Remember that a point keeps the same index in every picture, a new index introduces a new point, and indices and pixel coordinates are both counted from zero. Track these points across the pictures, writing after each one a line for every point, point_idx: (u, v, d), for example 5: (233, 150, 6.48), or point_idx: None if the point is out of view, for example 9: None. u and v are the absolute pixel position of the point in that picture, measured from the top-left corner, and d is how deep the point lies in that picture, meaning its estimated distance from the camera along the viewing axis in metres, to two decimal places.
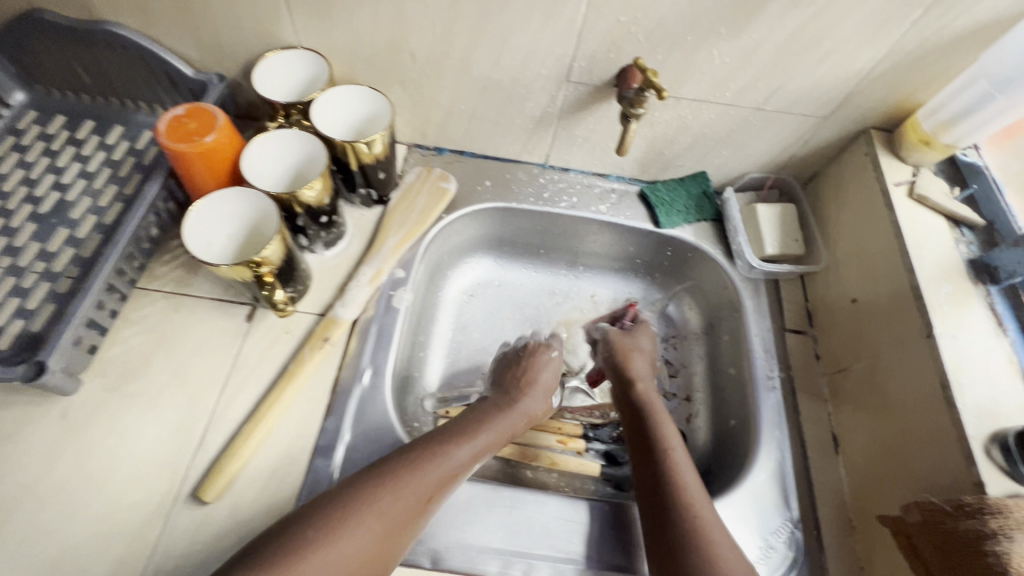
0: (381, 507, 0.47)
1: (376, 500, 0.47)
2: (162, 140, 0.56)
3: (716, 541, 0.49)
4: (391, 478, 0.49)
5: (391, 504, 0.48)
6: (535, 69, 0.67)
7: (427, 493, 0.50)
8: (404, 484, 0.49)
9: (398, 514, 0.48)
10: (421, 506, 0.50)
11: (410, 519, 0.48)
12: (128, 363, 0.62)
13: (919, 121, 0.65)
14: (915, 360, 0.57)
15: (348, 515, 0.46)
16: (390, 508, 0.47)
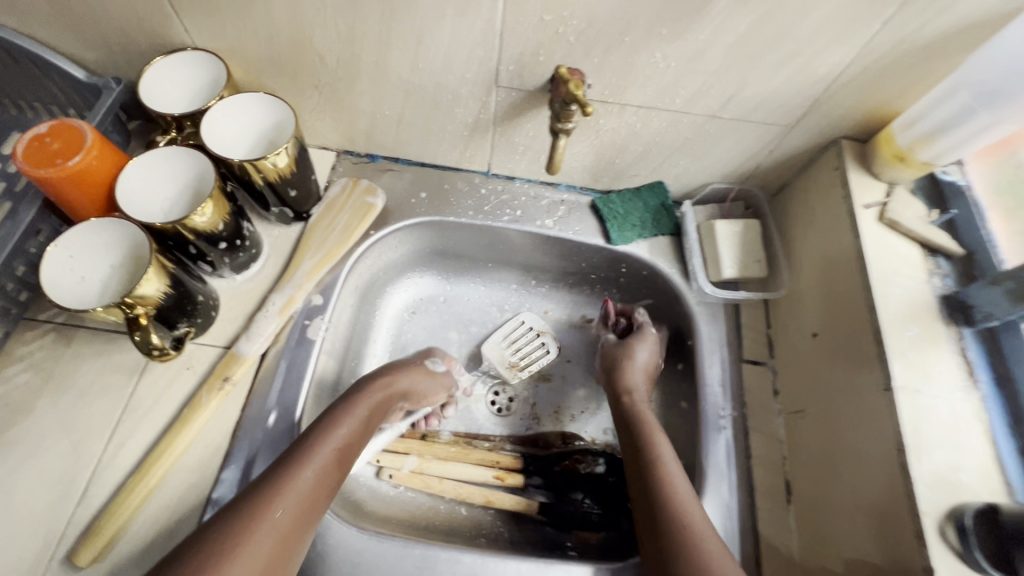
0: (268, 518, 0.44)
1: (259, 516, 0.44)
2: (21, 164, 0.50)
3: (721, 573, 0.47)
4: (267, 487, 0.46)
5: (279, 510, 0.45)
6: (458, 72, 0.59)
7: (313, 483, 0.49)
8: (282, 486, 0.47)
9: (284, 519, 0.45)
10: (312, 502, 0.48)
11: (303, 516, 0.47)
12: (9, 406, 0.57)
13: (894, 134, 0.57)
14: (871, 414, 0.50)
15: (229, 542, 0.42)
16: (279, 514, 0.45)
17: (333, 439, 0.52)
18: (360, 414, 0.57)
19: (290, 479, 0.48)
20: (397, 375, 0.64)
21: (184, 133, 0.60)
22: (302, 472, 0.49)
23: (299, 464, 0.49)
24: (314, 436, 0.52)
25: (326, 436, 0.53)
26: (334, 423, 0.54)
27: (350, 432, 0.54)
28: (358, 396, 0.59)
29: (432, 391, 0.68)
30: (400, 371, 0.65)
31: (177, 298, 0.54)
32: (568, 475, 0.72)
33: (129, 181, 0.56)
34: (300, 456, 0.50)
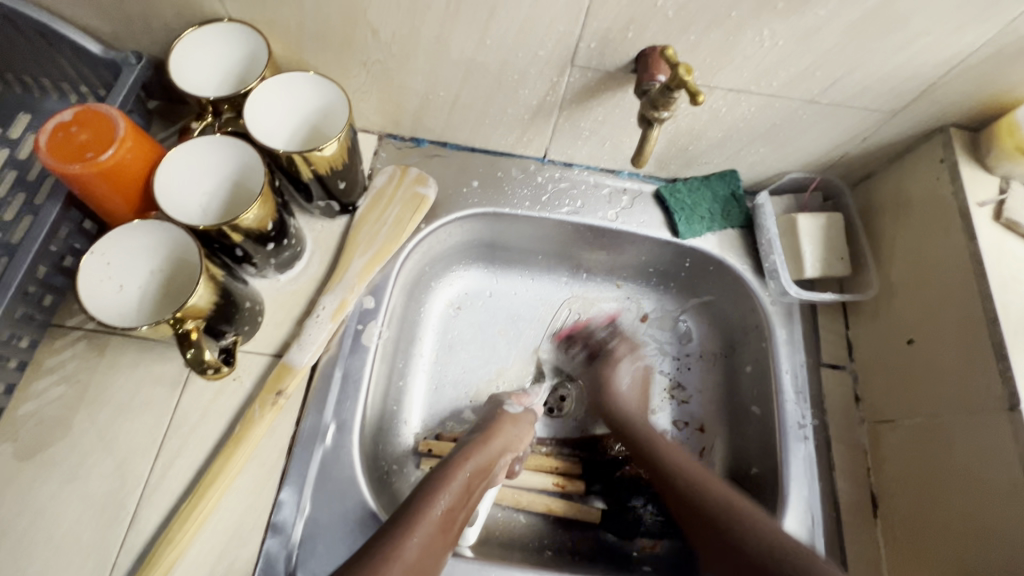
0: (397, 561, 0.46)
1: (390, 560, 0.46)
2: (45, 159, 0.43)
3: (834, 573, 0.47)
4: (394, 531, 0.48)
5: (406, 551, 0.47)
6: (531, 50, 0.52)
7: (434, 529, 0.50)
8: (408, 531, 0.48)
9: (409, 562, 0.47)
10: (435, 549, 0.49)
11: (425, 562, 0.48)
12: (43, 422, 0.52)
13: (1017, 123, 0.52)
14: (990, 433, 0.47)
15: None
16: (407, 556, 0.47)
17: (450, 488, 0.53)
18: (474, 463, 0.56)
19: (415, 525, 0.49)
20: (497, 422, 0.62)
21: (221, 119, 0.53)
22: (425, 520, 0.50)
23: (422, 512, 0.50)
24: (432, 485, 0.53)
25: (442, 484, 0.53)
26: (437, 486, 0.53)
27: (464, 483, 0.55)
28: (467, 447, 0.58)
29: (524, 435, 0.63)
30: (505, 416, 0.63)
31: (223, 306, 0.49)
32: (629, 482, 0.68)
33: (167, 174, 0.49)
34: (421, 502, 0.51)
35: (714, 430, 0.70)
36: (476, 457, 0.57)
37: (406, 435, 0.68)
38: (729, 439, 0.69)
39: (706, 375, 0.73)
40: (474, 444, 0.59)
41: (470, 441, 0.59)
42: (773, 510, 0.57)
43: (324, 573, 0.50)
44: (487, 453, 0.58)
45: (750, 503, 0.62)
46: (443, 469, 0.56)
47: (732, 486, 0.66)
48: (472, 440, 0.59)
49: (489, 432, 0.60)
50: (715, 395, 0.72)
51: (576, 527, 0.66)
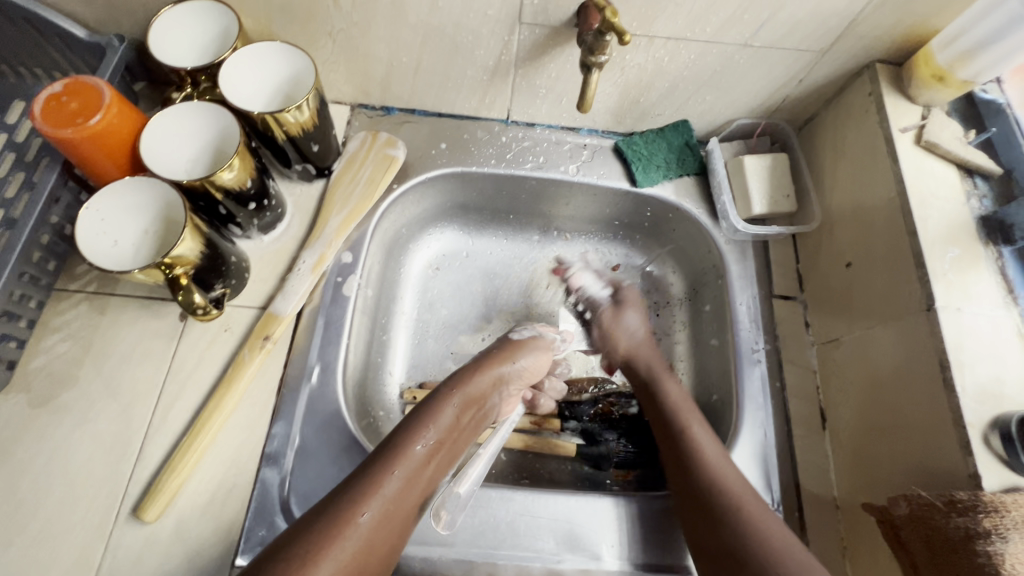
0: (378, 495, 0.46)
1: (370, 495, 0.46)
2: (41, 126, 0.48)
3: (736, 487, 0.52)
4: (377, 464, 0.49)
5: (388, 484, 0.47)
6: (480, 10, 0.57)
7: (417, 464, 0.50)
8: (390, 466, 0.49)
9: (390, 495, 0.47)
10: (418, 483, 0.50)
11: (406, 496, 0.49)
12: (53, 374, 0.57)
13: (933, 53, 0.56)
14: (912, 334, 0.51)
15: (335, 524, 0.43)
16: (388, 491, 0.47)
17: (438, 422, 0.54)
18: (461, 396, 0.57)
19: (397, 461, 0.49)
20: (491, 357, 0.62)
21: (200, 88, 0.58)
22: (405, 458, 0.50)
23: (402, 446, 0.50)
24: (416, 420, 0.54)
25: (425, 419, 0.54)
26: (421, 421, 0.53)
27: (451, 418, 0.55)
28: (450, 384, 0.58)
29: (539, 359, 0.66)
30: (507, 347, 0.65)
31: (211, 257, 0.54)
32: (601, 418, 0.73)
33: (151, 138, 0.54)
34: (404, 437, 0.51)
35: (681, 367, 0.74)
36: (466, 391, 0.58)
37: (391, 385, 0.73)
38: (694, 375, 0.73)
39: (672, 318, 0.77)
40: (460, 378, 0.59)
41: (457, 375, 0.60)
42: (729, 428, 0.62)
43: (315, 495, 0.55)
44: (475, 386, 0.59)
45: (711, 426, 0.67)
46: (428, 406, 0.56)
47: None
48: (458, 375, 0.60)
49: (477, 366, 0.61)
50: (681, 336, 0.76)
51: (554, 461, 0.70)
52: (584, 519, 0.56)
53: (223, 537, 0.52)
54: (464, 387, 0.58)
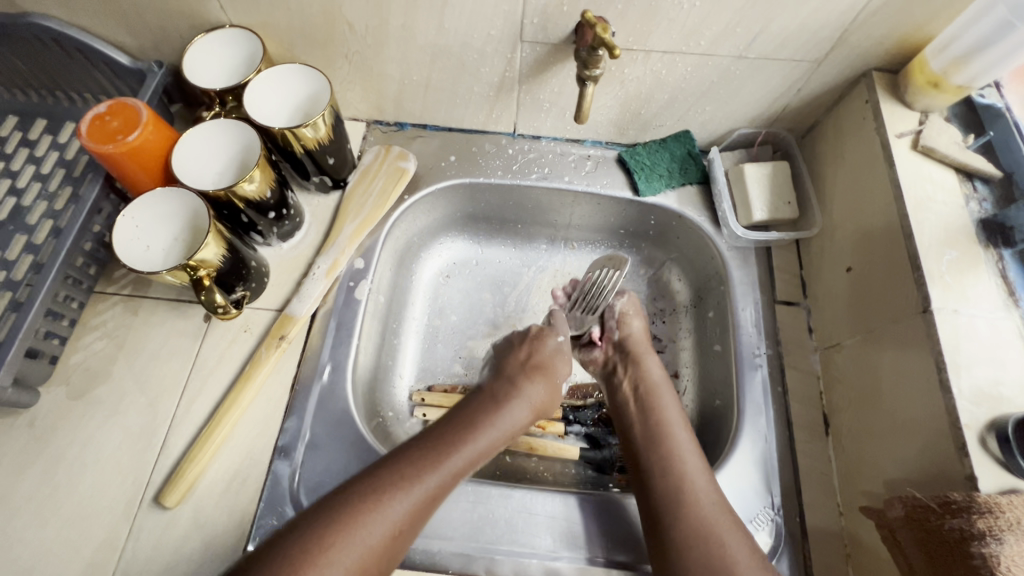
0: (410, 496, 0.49)
1: (401, 494, 0.49)
2: (86, 143, 0.54)
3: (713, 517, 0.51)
4: (415, 465, 0.51)
5: (423, 487, 0.50)
6: (483, 30, 0.61)
7: (455, 471, 0.53)
8: (427, 470, 0.51)
9: (423, 497, 0.50)
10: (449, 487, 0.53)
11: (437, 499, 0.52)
12: (90, 369, 0.61)
13: (927, 60, 0.56)
14: (909, 337, 0.51)
15: (355, 517, 0.46)
16: (422, 494, 0.50)
17: (485, 433, 0.57)
18: (509, 409, 0.61)
19: (436, 466, 0.52)
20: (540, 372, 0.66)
21: (227, 108, 0.63)
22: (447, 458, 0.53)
23: (445, 453, 0.54)
24: (462, 429, 0.57)
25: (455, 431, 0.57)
26: (469, 432, 0.57)
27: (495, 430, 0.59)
28: (503, 397, 0.62)
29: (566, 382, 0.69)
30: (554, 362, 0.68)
31: (232, 261, 0.58)
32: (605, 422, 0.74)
33: (182, 153, 0.59)
34: (450, 445, 0.55)
35: (686, 373, 0.75)
36: (514, 406, 0.61)
37: (401, 387, 0.76)
38: (698, 380, 0.73)
39: (677, 325, 0.78)
40: (511, 393, 0.63)
41: (509, 389, 0.63)
42: (730, 432, 0.62)
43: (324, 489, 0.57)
44: (521, 402, 0.62)
45: (714, 431, 0.67)
46: (476, 416, 0.59)
47: (701, 420, 0.70)
48: (509, 388, 0.63)
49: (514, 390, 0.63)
50: (685, 343, 0.77)
51: (558, 464, 0.72)
52: (581, 518, 0.57)
53: (237, 524, 0.55)
54: (513, 402, 0.62)
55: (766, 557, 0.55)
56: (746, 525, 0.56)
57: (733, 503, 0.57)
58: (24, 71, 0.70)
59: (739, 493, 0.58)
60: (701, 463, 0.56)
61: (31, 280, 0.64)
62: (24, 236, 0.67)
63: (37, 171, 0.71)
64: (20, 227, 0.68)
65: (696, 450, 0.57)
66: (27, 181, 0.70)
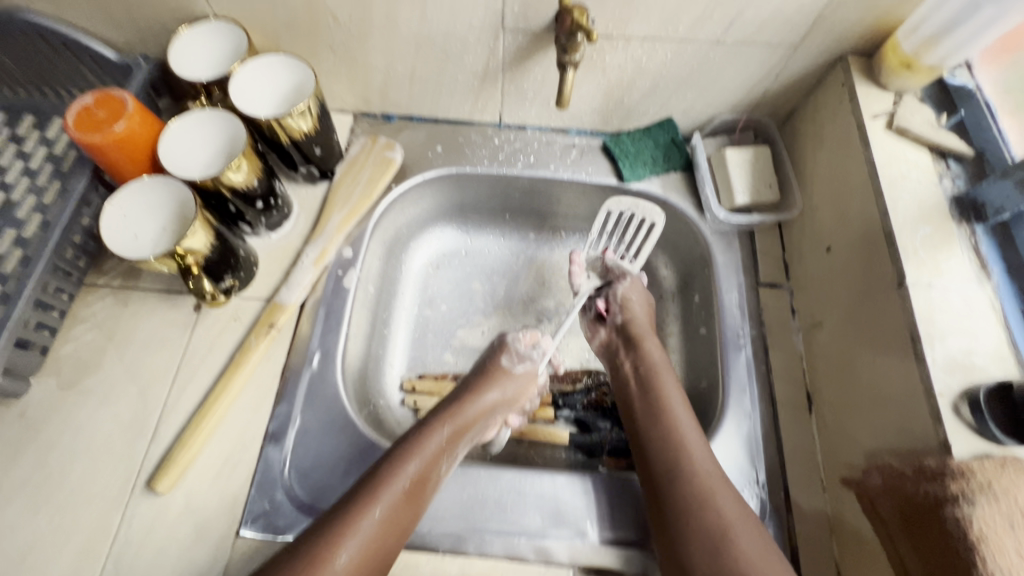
0: (354, 536, 0.49)
1: (344, 535, 0.49)
2: (73, 132, 0.54)
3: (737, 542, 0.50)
4: (359, 500, 0.52)
5: (369, 520, 0.50)
6: (465, 19, 0.62)
7: (398, 496, 0.52)
8: (369, 504, 0.51)
9: (370, 532, 0.50)
10: (401, 516, 0.52)
11: (393, 528, 0.51)
12: (80, 360, 0.62)
13: (900, 41, 0.57)
14: (885, 312, 0.52)
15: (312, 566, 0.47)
16: (367, 529, 0.50)
17: (422, 453, 0.56)
18: (451, 425, 0.60)
19: (375, 497, 0.52)
20: (482, 384, 0.64)
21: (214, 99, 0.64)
22: (415, 457, 0.55)
23: (387, 480, 0.53)
24: (404, 450, 0.56)
25: (431, 429, 0.59)
26: (406, 454, 0.55)
27: (438, 445, 0.57)
28: (441, 413, 0.61)
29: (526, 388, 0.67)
30: (494, 372, 0.66)
31: (221, 250, 0.59)
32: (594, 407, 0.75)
33: (170, 144, 0.59)
34: (386, 472, 0.54)
35: (673, 358, 0.76)
36: (456, 420, 0.60)
37: (392, 376, 0.76)
38: (685, 364, 0.74)
39: (664, 311, 0.79)
40: (451, 408, 0.61)
41: (447, 407, 0.62)
42: (716, 411, 0.63)
43: (315, 474, 0.58)
44: (465, 415, 0.61)
45: (701, 413, 0.68)
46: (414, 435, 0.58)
47: (688, 402, 0.71)
48: (452, 404, 0.62)
49: (485, 380, 0.65)
50: (672, 327, 0.78)
51: (548, 449, 0.72)
52: (571, 498, 0.58)
53: (229, 509, 0.55)
54: (454, 417, 0.61)
55: None
56: None
57: None
58: (11, 66, 0.71)
59: (724, 471, 0.59)
60: (728, 491, 0.53)
61: None
62: None
63: (25, 167, 0.71)
64: None
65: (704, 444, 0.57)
66: (15, 176, 0.71)
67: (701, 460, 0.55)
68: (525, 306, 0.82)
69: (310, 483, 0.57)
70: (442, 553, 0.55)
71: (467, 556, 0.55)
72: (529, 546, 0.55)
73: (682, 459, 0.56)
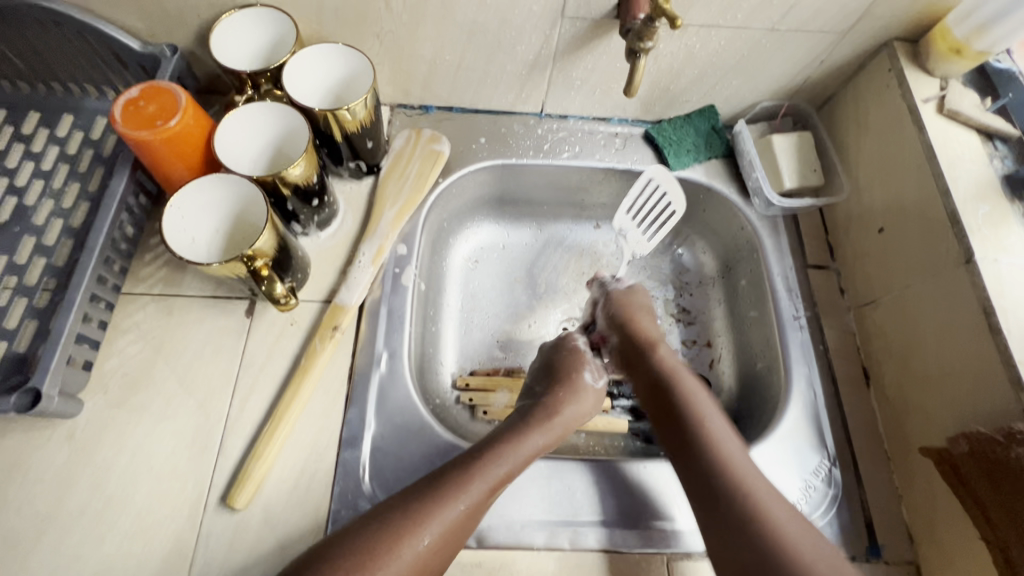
0: (437, 521, 0.47)
1: (427, 518, 0.46)
2: (119, 129, 0.50)
3: (779, 521, 0.47)
4: (449, 484, 0.49)
5: (450, 511, 0.48)
6: (525, 6, 0.60)
7: (481, 496, 0.49)
8: (455, 494, 0.48)
9: (449, 523, 0.47)
10: (473, 515, 0.49)
11: (461, 525, 0.48)
12: (128, 374, 0.58)
13: (949, 28, 0.60)
14: (953, 286, 0.55)
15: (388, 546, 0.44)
16: (447, 518, 0.47)
17: (513, 456, 0.53)
18: (540, 432, 0.56)
19: (460, 490, 0.49)
20: (570, 390, 0.62)
21: (261, 91, 0.60)
22: (508, 457, 0.52)
23: (477, 474, 0.50)
24: (492, 447, 0.53)
25: (523, 433, 0.55)
26: (495, 455, 0.52)
27: (528, 454, 0.54)
28: (533, 417, 0.58)
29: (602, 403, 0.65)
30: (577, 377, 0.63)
31: (283, 250, 0.55)
32: None
33: (222, 137, 0.56)
34: (478, 466, 0.51)
35: (721, 342, 0.77)
36: (547, 425, 0.57)
37: (445, 374, 0.75)
38: (735, 348, 0.76)
39: (708, 296, 0.81)
40: (543, 414, 0.58)
41: (540, 410, 0.59)
42: (779, 391, 0.65)
43: (396, 475, 0.56)
44: (554, 426, 0.58)
45: (759, 393, 0.70)
46: (508, 435, 0.55)
47: (743, 384, 0.73)
48: (541, 409, 0.59)
49: (576, 385, 0.62)
50: (718, 312, 0.79)
51: (608, 438, 0.72)
52: (649, 484, 0.58)
53: (312, 520, 0.53)
54: (544, 421, 0.57)
55: (829, 505, 0.58)
56: (808, 477, 0.59)
57: (792, 457, 0.60)
58: (16, 58, 0.65)
59: (796, 448, 0.61)
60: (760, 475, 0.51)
61: (48, 284, 0.60)
62: (33, 238, 0.62)
63: (38, 168, 0.65)
64: (27, 228, 0.63)
65: (743, 453, 0.53)
66: (26, 179, 0.65)
67: (750, 471, 0.51)
68: (569, 298, 0.82)
69: (393, 487, 0.56)
70: (538, 549, 0.54)
71: (562, 550, 0.55)
72: (621, 535, 0.56)
73: (727, 467, 0.51)
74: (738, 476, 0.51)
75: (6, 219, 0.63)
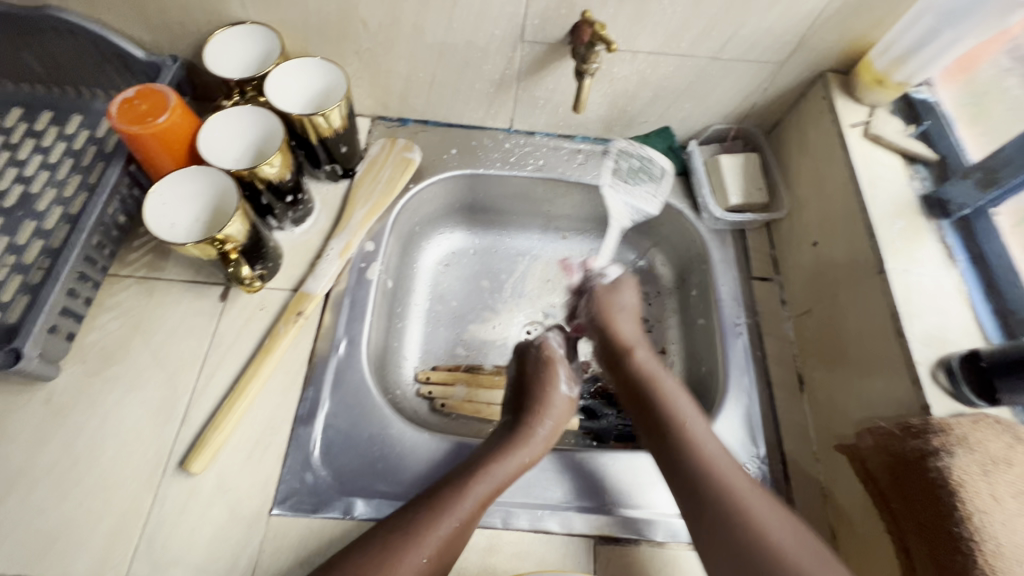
0: (431, 535, 0.51)
1: (423, 532, 0.51)
2: (115, 124, 0.56)
3: (772, 539, 0.48)
4: (437, 499, 0.53)
5: (439, 526, 0.52)
6: (488, 31, 0.67)
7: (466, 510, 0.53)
8: (442, 508, 0.53)
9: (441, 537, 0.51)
10: (465, 529, 0.53)
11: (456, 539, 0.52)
12: (106, 348, 0.63)
13: (871, 60, 0.66)
14: (870, 294, 0.59)
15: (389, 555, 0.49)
16: (439, 533, 0.51)
17: (491, 474, 0.56)
18: (518, 451, 0.59)
19: (450, 503, 0.53)
20: (545, 408, 0.64)
21: (246, 97, 0.67)
22: (490, 475, 0.56)
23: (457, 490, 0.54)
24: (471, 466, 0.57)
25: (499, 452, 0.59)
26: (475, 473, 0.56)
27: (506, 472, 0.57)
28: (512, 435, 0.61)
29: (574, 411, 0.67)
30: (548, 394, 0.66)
31: (253, 239, 0.61)
32: (601, 396, 0.79)
33: (207, 136, 0.62)
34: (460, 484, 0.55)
35: (673, 349, 0.81)
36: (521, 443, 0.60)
37: (407, 367, 0.79)
38: (684, 354, 0.79)
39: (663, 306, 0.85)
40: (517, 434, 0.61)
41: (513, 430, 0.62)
42: (717, 393, 0.68)
43: (344, 451, 0.60)
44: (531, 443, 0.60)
45: (701, 396, 0.73)
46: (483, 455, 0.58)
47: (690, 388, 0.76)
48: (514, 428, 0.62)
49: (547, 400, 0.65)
50: (672, 321, 0.83)
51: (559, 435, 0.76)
52: (583, 472, 0.62)
53: (262, 487, 0.57)
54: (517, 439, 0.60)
55: None
56: None
57: None
58: (36, 63, 0.73)
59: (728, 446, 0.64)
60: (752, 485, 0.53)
61: (42, 264, 0.66)
62: (33, 222, 0.68)
63: (45, 160, 0.72)
64: (29, 213, 0.69)
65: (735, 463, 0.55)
66: (34, 169, 0.71)
67: (744, 486, 0.52)
68: (534, 303, 0.86)
69: (340, 462, 0.60)
70: None
71: (493, 529, 0.58)
72: (555, 519, 0.59)
73: (721, 481, 0.53)
74: (736, 492, 0.51)
75: (12, 204, 0.69)
